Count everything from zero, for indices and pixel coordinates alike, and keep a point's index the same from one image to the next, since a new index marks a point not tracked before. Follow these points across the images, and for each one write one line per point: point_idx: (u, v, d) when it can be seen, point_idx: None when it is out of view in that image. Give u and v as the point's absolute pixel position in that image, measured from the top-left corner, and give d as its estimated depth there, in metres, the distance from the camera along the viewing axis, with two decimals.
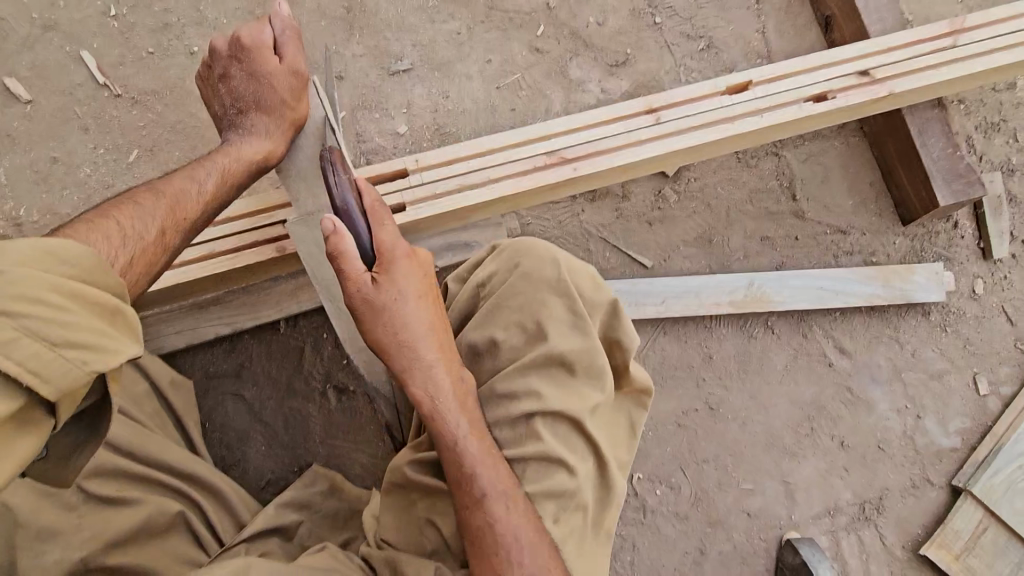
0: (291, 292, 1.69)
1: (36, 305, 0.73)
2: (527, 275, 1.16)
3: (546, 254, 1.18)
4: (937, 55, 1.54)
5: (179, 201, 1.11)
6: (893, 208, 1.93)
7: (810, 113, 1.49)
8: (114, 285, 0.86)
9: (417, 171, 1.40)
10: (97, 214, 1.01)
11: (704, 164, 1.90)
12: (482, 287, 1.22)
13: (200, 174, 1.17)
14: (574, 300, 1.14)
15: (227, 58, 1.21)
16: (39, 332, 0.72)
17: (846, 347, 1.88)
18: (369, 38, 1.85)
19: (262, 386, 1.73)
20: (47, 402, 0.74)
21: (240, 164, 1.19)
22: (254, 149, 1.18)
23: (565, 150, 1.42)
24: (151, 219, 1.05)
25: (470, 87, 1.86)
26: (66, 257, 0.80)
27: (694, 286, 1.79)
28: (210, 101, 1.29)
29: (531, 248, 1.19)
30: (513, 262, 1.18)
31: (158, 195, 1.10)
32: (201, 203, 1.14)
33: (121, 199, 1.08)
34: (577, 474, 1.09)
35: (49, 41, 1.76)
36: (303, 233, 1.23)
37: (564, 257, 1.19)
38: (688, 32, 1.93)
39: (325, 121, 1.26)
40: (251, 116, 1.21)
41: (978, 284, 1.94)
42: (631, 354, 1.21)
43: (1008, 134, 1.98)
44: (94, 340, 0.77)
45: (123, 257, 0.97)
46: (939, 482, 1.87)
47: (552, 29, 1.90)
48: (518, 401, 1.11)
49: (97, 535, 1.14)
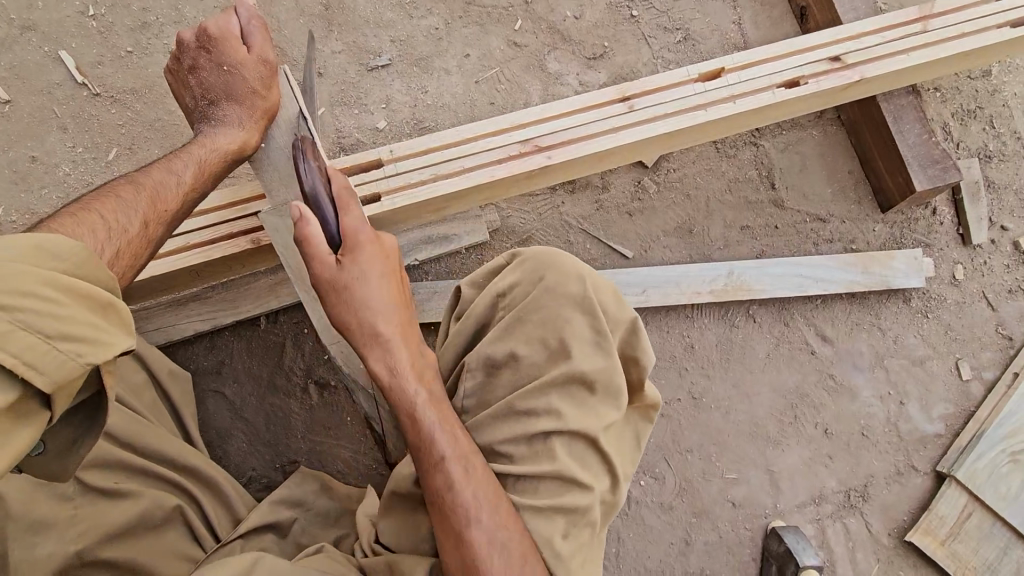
0: (271, 288, 1.69)
1: (29, 299, 0.73)
2: (550, 289, 1.12)
3: (571, 268, 1.15)
4: (908, 40, 1.55)
5: (157, 194, 1.14)
6: (872, 196, 1.94)
7: (783, 99, 1.50)
8: (106, 280, 0.86)
9: (392, 162, 1.40)
10: (80, 207, 1.03)
11: (683, 155, 1.91)
12: (498, 299, 1.18)
13: (177, 167, 1.19)
14: (598, 318, 1.12)
15: (196, 49, 1.22)
16: (33, 325, 0.73)
17: (827, 334, 1.89)
18: (347, 34, 1.86)
19: (243, 382, 1.73)
20: (43, 394, 0.74)
21: (215, 155, 1.19)
22: (226, 139, 1.19)
23: (538, 139, 1.43)
24: (134, 213, 1.07)
25: (449, 82, 1.87)
26: (57, 252, 0.81)
27: (674, 275, 1.79)
28: (181, 96, 1.30)
29: (555, 261, 1.16)
30: (536, 275, 1.15)
31: (136, 187, 1.13)
32: (178, 194, 1.17)
33: (101, 192, 1.09)
34: (589, 492, 1.08)
35: (28, 42, 1.77)
36: (277, 223, 1.23)
37: (587, 271, 1.16)
38: (665, 25, 1.95)
39: (297, 110, 1.27)
40: (222, 107, 1.21)
41: (958, 269, 1.94)
42: (646, 372, 1.20)
43: (984, 120, 2.00)
44: (86, 331, 0.78)
45: (110, 249, 1.00)
46: (924, 469, 1.87)
47: (529, 23, 1.91)
48: (538, 418, 1.09)
49: (88, 529, 1.11)
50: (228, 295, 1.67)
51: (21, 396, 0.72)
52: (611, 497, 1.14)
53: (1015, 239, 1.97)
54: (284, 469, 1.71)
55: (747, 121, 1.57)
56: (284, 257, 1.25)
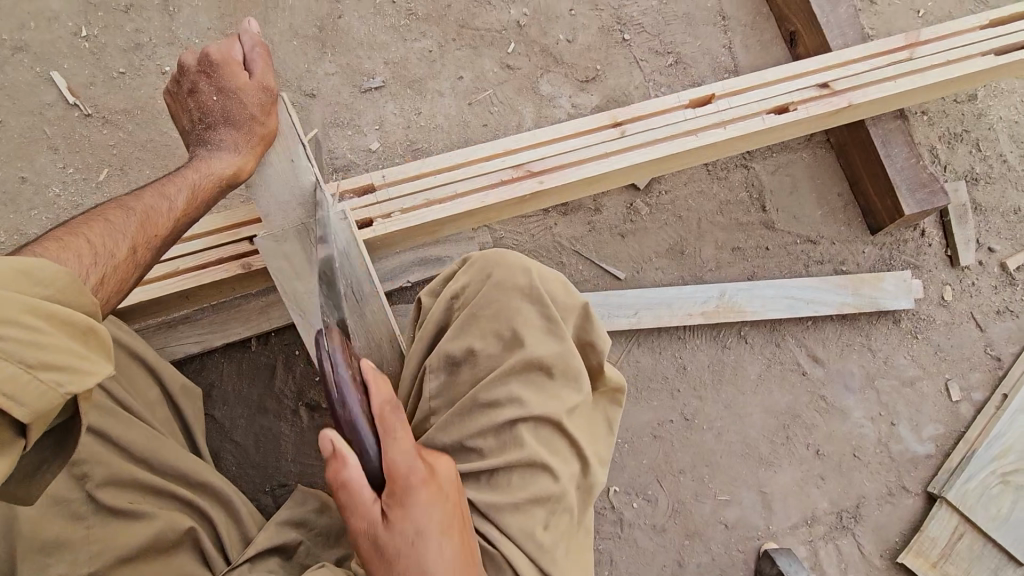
0: (262, 310, 1.68)
1: (11, 328, 0.74)
2: (499, 282, 1.15)
3: (518, 261, 1.17)
4: (895, 67, 1.58)
5: (149, 216, 1.10)
6: (862, 218, 1.96)
7: (773, 125, 1.51)
8: (88, 307, 0.86)
9: (384, 187, 1.41)
10: (66, 231, 0.99)
11: (674, 176, 1.92)
12: (455, 299, 1.20)
13: (171, 191, 1.15)
14: (548, 307, 1.15)
15: (196, 74, 1.20)
16: (14, 355, 0.73)
17: (818, 355, 1.90)
18: (341, 56, 1.86)
19: (233, 405, 1.72)
20: (19, 424, 0.74)
21: (211, 181, 1.17)
22: (223, 164, 1.16)
23: (531, 164, 1.44)
24: (121, 235, 1.03)
25: (442, 104, 1.88)
26: (41, 280, 0.81)
27: (667, 297, 1.80)
28: (177, 118, 1.27)
29: (503, 256, 1.19)
30: (485, 272, 1.17)
31: (128, 210, 1.09)
32: (173, 216, 1.13)
33: (91, 215, 1.06)
34: (560, 477, 1.09)
35: (19, 62, 1.76)
36: (272, 248, 1.23)
37: (531, 264, 1.18)
38: (657, 48, 1.97)
39: (295, 134, 1.24)
40: (218, 131, 1.18)
41: (946, 291, 1.97)
42: (604, 353, 1.23)
43: (971, 143, 2.03)
44: (66, 361, 0.78)
45: (94, 276, 0.96)
46: (914, 489, 1.88)
47: (522, 46, 1.93)
48: (501, 408, 1.09)
49: (100, 551, 1.11)
50: (218, 317, 1.66)
51: None
52: (585, 482, 1.15)
53: (1002, 261, 2.00)
54: (274, 492, 1.69)
55: (741, 145, 1.58)
56: (279, 281, 1.24)
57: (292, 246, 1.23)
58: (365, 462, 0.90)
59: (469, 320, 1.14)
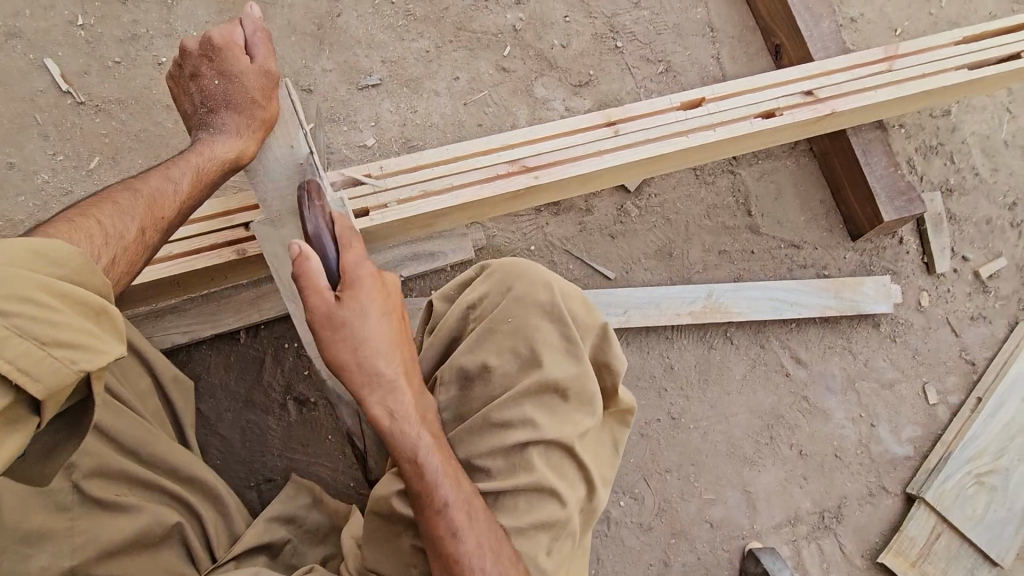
0: (252, 302, 1.67)
1: (27, 305, 0.77)
2: (520, 296, 1.16)
3: (542, 280, 1.19)
4: (875, 78, 1.65)
5: (155, 199, 1.10)
6: (842, 225, 2.03)
7: (760, 129, 1.57)
8: (101, 288, 0.91)
9: (382, 177, 1.42)
10: (75, 213, 0.99)
11: (664, 180, 1.97)
12: (470, 307, 1.21)
13: (175, 174, 1.15)
14: (569, 331, 1.15)
15: (197, 57, 1.19)
16: (30, 332, 0.77)
17: (801, 357, 1.94)
18: (339, 54, 1.89)
19: (219, 398, 1.69)
20: (34, 399, 0.77)
21: (215, 164, 1.16)
22: (227, 148, 1.16)
23: (526, 160, 1.47)
24: (129, 218, 1.04)
25: (438, 103, 1.91)
26: (55, 261, 0.85)
27: (655, 296, 1.83)
28: (178, 100, 1.26)
29: (526, 270, 1.20)
30: (505, 286, 1.19)
31: (134, 193, 1.08)
32: (178, 201, 1.13)
33: (97, 198, 1.06)
34: (567, 503, 1.08)
35: (12, 49, 1.75)
36: (269, 233, 1.22)
37: (556, 282, 1.20)
38: (648, 56, 2.03)
39: (297, 118, 1.23)
40: (221, 114, 1.18)
41: (923, 296, 2.03)
42: (620, 376, 1.22)
43: (945, 156, 2.12)
44: (79, 339, 0.81)
45: (106, 258, 0.97)
46: (894, 490, 1.92)
47: (517, 50, 1.97)
48: (512, 429, 1.09)
49: (85, 544, 1.08)
50: (208, 307, 1.65)
51: (14, 401, 0.76)
52: (589, 505, 1.15)
53: (975, 269, 2.08)
54: (260, 487, 1.67)
55: (729, 148, 1.63)
56: (274, 266, 1.24)
57: (291, 232, 1.22)
58: (360, 321, 1.02)
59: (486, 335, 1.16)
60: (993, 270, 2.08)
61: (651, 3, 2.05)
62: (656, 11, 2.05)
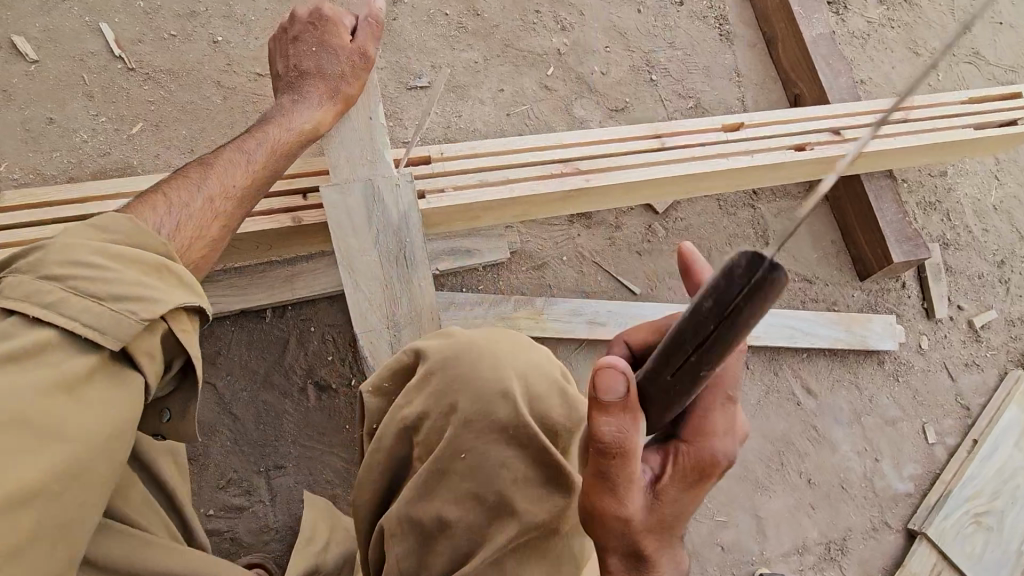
0: (284, 280, 1.65)
1: (83, 269, 0.83)
2: (477, 406, 0.97)
3: (495, 373, 1.00)
4: (893, 126, 1.79)
5: (230, 170, 1.14)
6: (852, 265, 2.13)
7: (794, 159, 1.66)
8: (158, 247, 0.94)
9: (440, 161, 1.47)
10: (157, 187, 1.05)
11: (690, 207, 2.06)
12: (412, 424, 1.01)
13: (250, 146, 1.20)
14: (536, 433, 0.98)
15: (303, 28, 1.33)
16: (93, 292, 0.83)
17: (811, 387, 2.00)
18: (391, 54, 1.95)
19: (237, 377, 1.63)
20: (119, 352, 0.85)
21: (292, 137, 1.23)
22: (305, 119, 1.24)
23: (578, 162, 1.53)
24: (202, 189, 1.08)
25: (482, 111, 1.98)
26: (111, 229, 0.90)
27: (680, 313, 1.87)
28: (274, 59, 1.37)
29: (476, 363, 1.00)
30: (444, 403, 0.98)
31: (211, 165, 1.14)
32: (253, 178, 1.18)
33: (180, 170, 1.12)
34: None
35: (68, 10, 1.76)
36: (336, 200, 1.25)
37: (508, 375, 1.00)
38: (680, 92, 2.16)
39: (376, 99, 1.33)
40: (309, 84, 1.28)
41: (923, 340, 2.14)
42: None
43: (942, 213, 2.28)
44: (139, 292, 0.86)
45: (177, 226, 1.01)
46: (896, 526, 1.95)
47: (560, 72, 2.07)
48: None
49: None
50: (239, 281, 1.62)
51: (101, 358, 0.83)
52: None
53: (969, 318, 2.20)
54: (269, 474, 1.59)
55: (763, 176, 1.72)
56: (336, 240, 1.25)
57: (356, 205, 1.26)
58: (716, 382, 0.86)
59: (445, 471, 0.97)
60: (986, 320, 2.21)
61: (684, 44, 2.20)
62: (690, 53, 2.20)
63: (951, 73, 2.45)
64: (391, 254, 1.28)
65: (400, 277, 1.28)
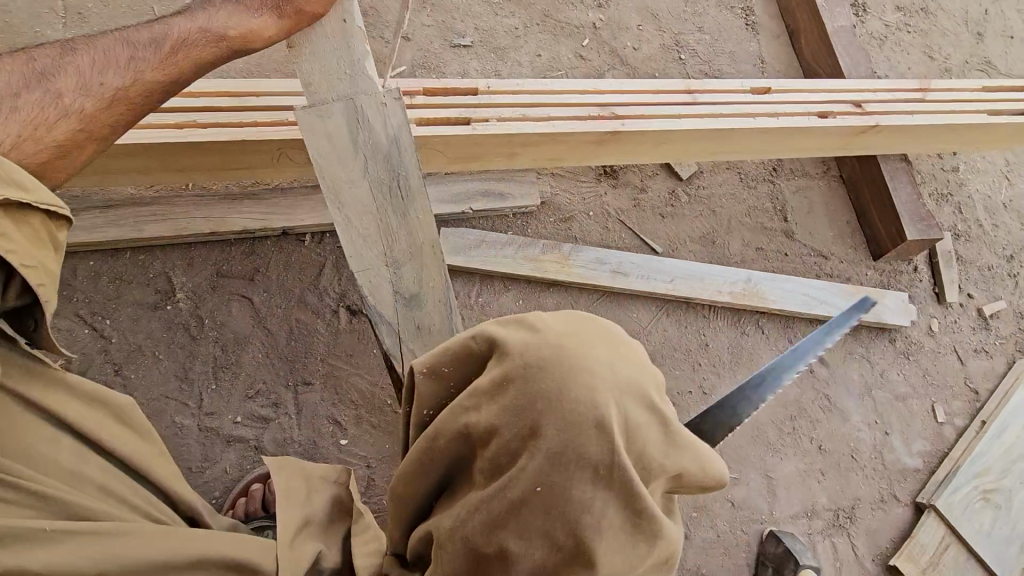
0: (325, 204, 1.71)
1: None
2: (562, 434, 0.70)
3: (590, 393, 0.72)
4: (912, 105, 1.88)
5: (127, 62, 1.09)
6: (866, 245, 2.20)
7: (818, 125, 1.74)
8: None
9: (487, 94, 1.56)
10: (31, 56, 1.02)
11: (712, 177, 2.15)
12: (477, 432, 0.77)
13: (154, 38, 1.12)
14: (633, 487, 0.71)
15: None
16: None
17: (824, 357, 2.04)
18: (439, 14, 2.07)
19: (273, 294, 1.68)
20: None
21: (211, 42, 1.15)
22: (234, 26, 1.17)
23: (616, 108, 1.62)
24: (80, 74, 1.04)
25: (520, 72, 2.08)
26: None
27: (700, 272, 1.95)
28: None
29: (561, 371, 0.73)
30: (522, 415, 0.73)
31: (107, 52, 1.08)
32: (147, 89, 1.09)
33: (67, 45, 1.08)
34: None
35: None
36: (313, 125, 1.23)
37: (607, 409, 0.72)
38: (707, 72, 2.27)
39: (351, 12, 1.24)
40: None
41: (933, 323, 2.18)
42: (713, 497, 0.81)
43: (954, 205, 2.36)
44: None
45: (30, 106, 0.96)
46: (905, 500, 1.94)
47: (595, 44, 2.19)
48: None
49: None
50: (283, 201, 1.69)
51: None
52: None
53: (978, 307, 2.25)
54: (296, 388, 1.62)
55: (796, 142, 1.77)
56: (313, 156, 1.24)
57: (336, 128, 1.24)
58: None
59: (510, 513, 0.73)
60: (994, 310, 2.26)
61: (712, 30, 2.33)
62: (717, 39, 2.32)
63: (964, 78, 2.56)
64: (384, 186, 1.26)
65: (396, 212, 1.27)
